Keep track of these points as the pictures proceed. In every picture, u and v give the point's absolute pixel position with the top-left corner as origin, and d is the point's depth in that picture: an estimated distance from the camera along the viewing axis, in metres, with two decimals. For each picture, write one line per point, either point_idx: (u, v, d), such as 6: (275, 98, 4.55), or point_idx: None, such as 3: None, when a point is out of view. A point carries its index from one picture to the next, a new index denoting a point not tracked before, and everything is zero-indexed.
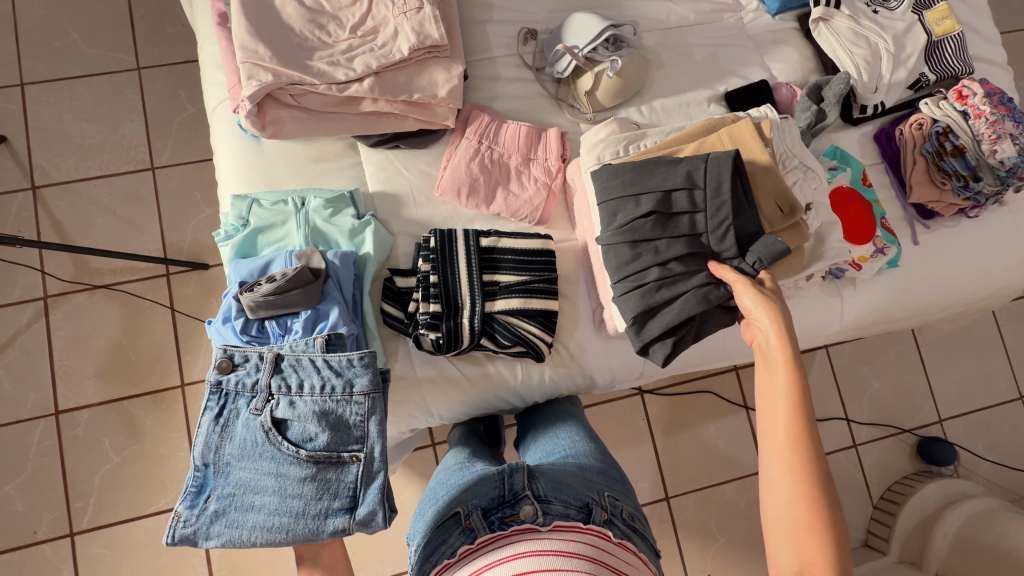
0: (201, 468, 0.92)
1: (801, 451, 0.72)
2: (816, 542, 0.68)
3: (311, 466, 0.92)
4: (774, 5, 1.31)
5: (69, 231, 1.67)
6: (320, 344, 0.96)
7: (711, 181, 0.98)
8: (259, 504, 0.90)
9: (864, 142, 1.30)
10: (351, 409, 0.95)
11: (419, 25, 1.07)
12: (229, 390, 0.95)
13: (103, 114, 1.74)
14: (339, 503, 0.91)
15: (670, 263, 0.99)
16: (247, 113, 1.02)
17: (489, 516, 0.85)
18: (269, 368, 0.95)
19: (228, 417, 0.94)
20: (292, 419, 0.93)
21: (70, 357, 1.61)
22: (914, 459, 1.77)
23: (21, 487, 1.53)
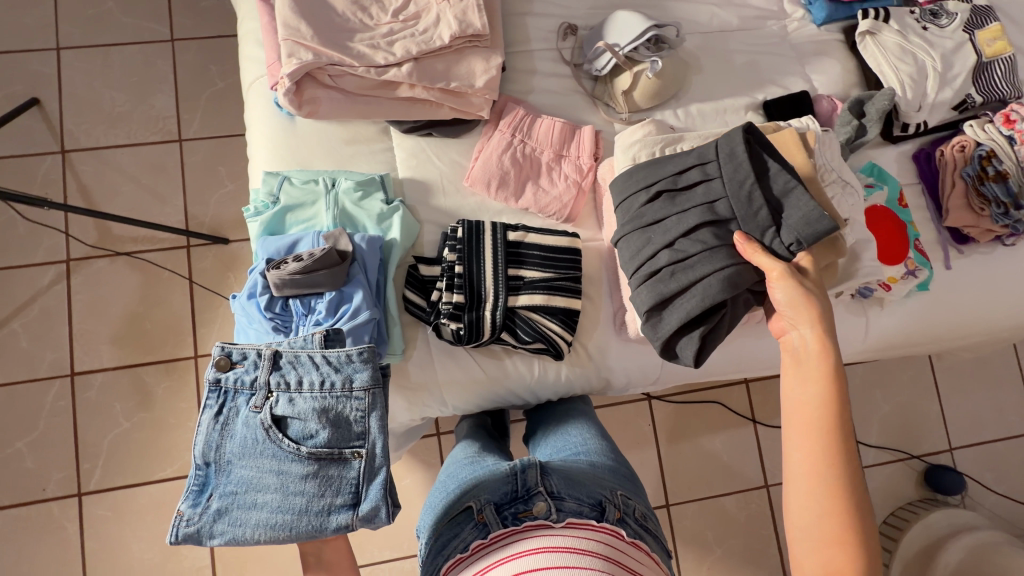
0: (202, 467, 0.88)
1: (837, 466, 0.76)
2: (846, 553, 0.73)
3: (313, 462, 0.88)
4: (820, 15, 1.28)
5: (94, 196, 1.69)
6: (318, 341, 0.93)
7: (722, 151, 0.97)
8: (262, 502, 0.86)
9: (902, 160, 1.27)
10: (351, 405, 0.91)
11: (462, 14, 1.06)
12: (228, 388, 0.89)
13: (134, 83, 1.75)
14: (342, 499, 0.88)
15: (681, 241, 0.97)
16: (285, 90, 1.03)
17: (502, 511, 0.85)
18: (268, 365, 0.90)
19: (228, 415, 0.89)
20: (292, 415, 0.89)
21: (88, 321, 1.63)
22: (920, 486, 1.74)
23: (32, 444, 1.56)
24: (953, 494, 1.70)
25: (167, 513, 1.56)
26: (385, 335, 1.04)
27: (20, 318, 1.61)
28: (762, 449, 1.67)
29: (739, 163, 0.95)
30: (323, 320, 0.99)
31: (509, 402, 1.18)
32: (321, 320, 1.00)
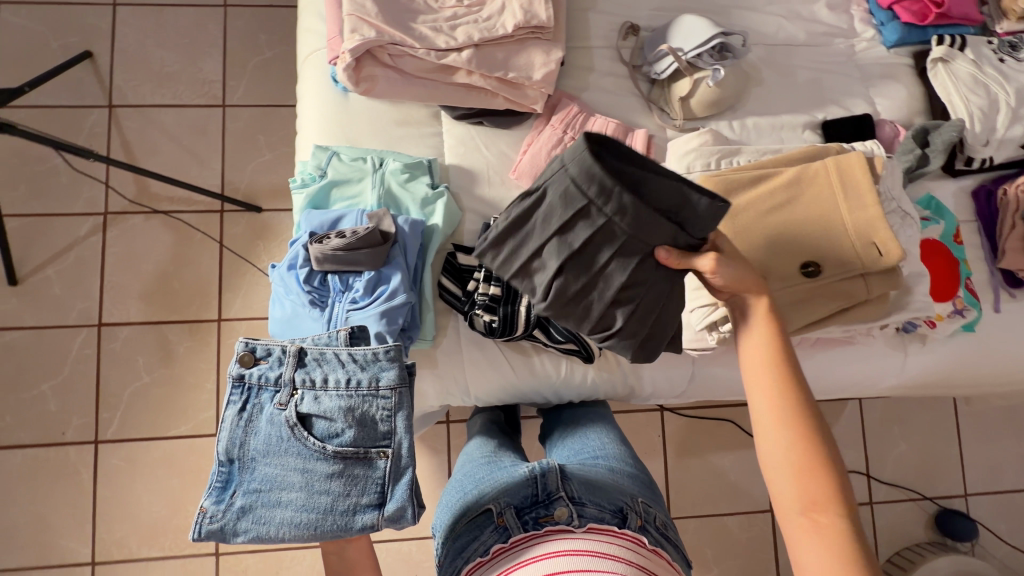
0: (224, 464, 0.85)
1: (790, 392, 0.73)
2: (822, 484, 0.69)
3: (338, 461, 0.86)
4: (891, 37, 1.24)
5: (136, 153, 1.72)
6: (343, 338, 0.90)
7: (590, 194, 0.75)
8: (287, 500, 0.84)
9: (960, 196, 1.23)
10: (378, 405, 0.88)
11: (528, 4, 1.06)
12: (251, 384, 0.85)
13: (185, 45, 1.77)
14: (368, 500, 0.86)
15: (625, 294, 0.86)
16: (345, 66, 1.02)
17: (523, 515, 0.85)
18: (293, 363, 0.87)
19: (251, 412, 0.86)
20: (318, 413, 0.86)
21: (120, 274, 1.66)
22: (930, 528, 1.70)
23: (56, 388, 1.60)
24: (964, 541, 1.66)
25: (177, 469, 1.59)
26: (418, 320, 1.04)
27: (55, 265, 1.64)
28: None
29: (616, 198, 0.76)
30: (359, 299, 0.99)
31: (528, 399, 1.16)
32: (357, 298, 0.99)
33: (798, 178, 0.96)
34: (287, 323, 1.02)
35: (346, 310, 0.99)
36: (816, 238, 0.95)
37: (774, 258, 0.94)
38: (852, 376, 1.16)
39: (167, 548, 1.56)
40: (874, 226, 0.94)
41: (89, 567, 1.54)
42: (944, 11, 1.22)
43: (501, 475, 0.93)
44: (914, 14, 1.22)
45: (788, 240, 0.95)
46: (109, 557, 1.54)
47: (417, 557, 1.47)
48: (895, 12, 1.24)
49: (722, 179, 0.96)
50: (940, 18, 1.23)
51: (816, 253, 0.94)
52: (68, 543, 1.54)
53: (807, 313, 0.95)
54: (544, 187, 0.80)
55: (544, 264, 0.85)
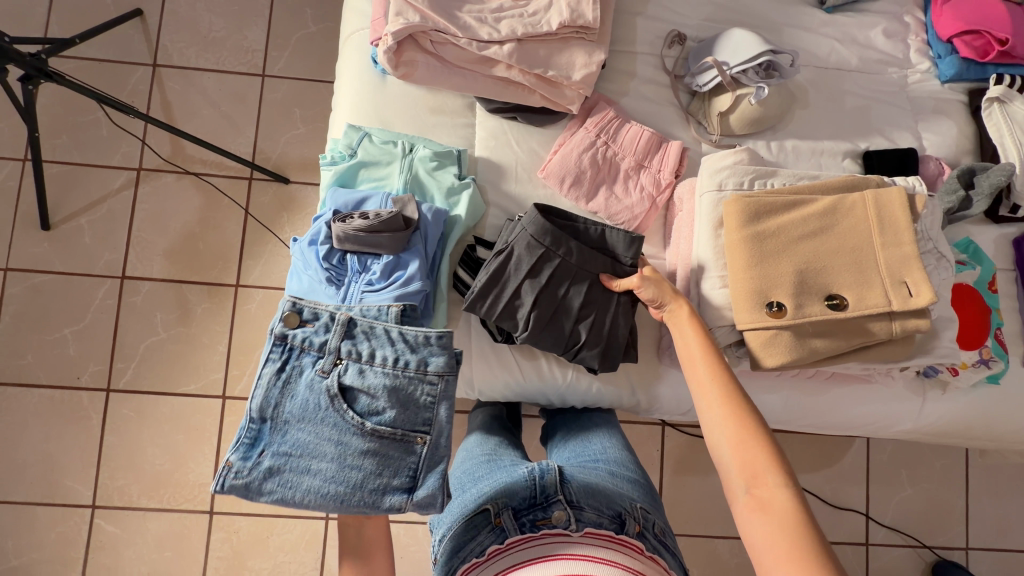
0: (256, 421, 0.89)
1: (718, 378, 0.83)
2: (759, 456, 0.75)
3: (375, 439, 0.90)
4: (947, 72, 1.20)
5: (175, 113, 1.75)
6: (394, 315, 0.96)
7: (543, 239, 1.00)
8: (317, 468, 0.88)
9: (1001, 243, 1.18)
10: (421, 389, 0.93)
11: (575, 3, 1.04)
12: (296, 345, 0.92)
13: (232, 12, 1.79)
14: (399, 482, 0.90)
15: (587, 315, 1.04)
16: (386, 48, 1.02)
17: (520, 517, 0.85)
18: (342, 334, 0.92)
19: (291, 373, 0.91)
20: (361, 389, 0.91)
21: (147, 230, 1.70)
22: None
23: (77, 334, 1.65)
24: None
25: (182, 426, 1.63)
26: (431, 309, 1.04)
27: (87, 215, 1.69)
28: None
29: (565, 244, 1.01)
30: (375, 282, 1.00)
31: (533, 401, 1.17)
32: (373, 281, 1.00)
33: (834, 208, 0.94)
34: (303, 297, 1.03)
35: (362, 292, 1.00)
36: (846, 269, 0.92)
37: (801, 285, 0.92)
38: (866, 415, 1.13)
39: (165, 501, 1.60)
40: (907, 264, 0.91)
41: (90, 510, 1.58)
42: (1007, 50, 1.17)
43: (499, 474, 0.93)
44: (974, 49, 1.18)
45: (815, 269, 0.92)
46: (110, 503, 1.59)
47: (405, 541, 1.48)
48: (955, 46, 1.20)
49: (754, 201, 0.94)
50: (1002, 57, 1.18)
51: (841, 285, 0.92)
52: (73, 484, 1.59)
53: (829, 346, 0.92)
54: (507, 244, 1.02)
55: (523, 301, 1.02)
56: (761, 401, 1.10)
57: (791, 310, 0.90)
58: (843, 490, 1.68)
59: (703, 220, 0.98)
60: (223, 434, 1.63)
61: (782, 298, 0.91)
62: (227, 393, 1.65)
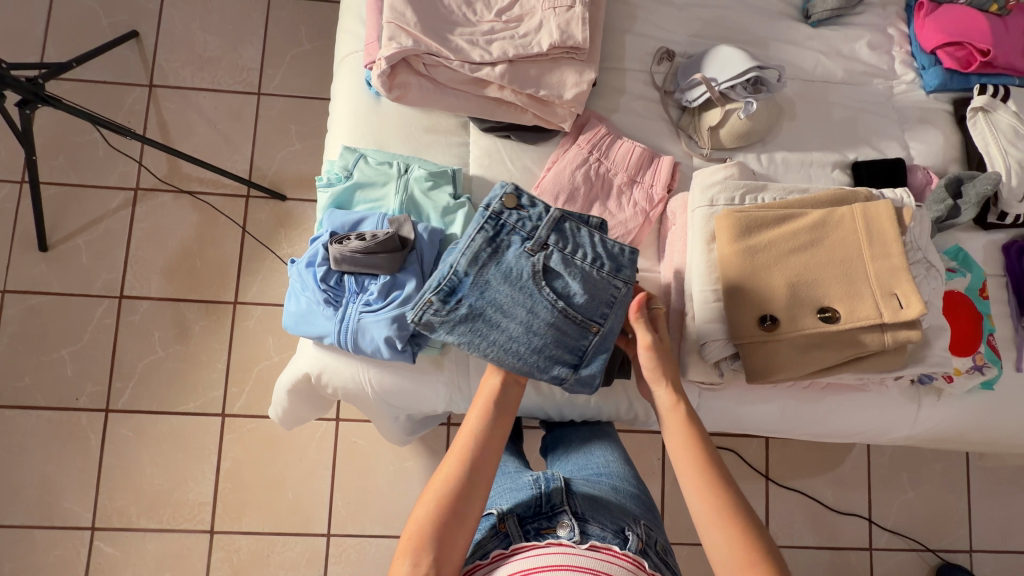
0: (460, 273, 0.96)
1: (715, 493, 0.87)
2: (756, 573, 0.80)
3: (562, 317, 0.96)
4: (931, 82, 1.22)
5: (171, 133, 1.76)
6: (595, 222, 1.01)
7: None
8: (505, 325, 0.96)
9: (990, 249, 1.20)
10: (608, 287, 0.97)
11: (566, 24, 1.06)
12: (507, 223, 0.98)
13: (227, 32, 1.81)
14: (570, 356, 0.97)
15: None
16: (380, 72, 1.04)
17: (525, 524, 0.89)
18: (550, 227, 0.97)
19: (499, 244, 0.98)
20: (559, 273, 0.97)
21: (145, 249, 1.70)
22: None
23: (75, 354, 1.65)
24: None
25: (182, 444, 1.62)
26: None
27: (84, 235, 1.70)
28: (769, 507, 1.66)
29: None
30: (372, 302, 1.01)
31: (534, 415, 1.17)
32: (371, 301, 1.01)
33: (823, 222, 0.95)
34: (301, 318, 1.04)
35: (359, 311, 1.01)
36: (836, 280, 0.93)
37: (793, 298, 0.93)
38: (862, 423, 1.14)
39: (165, 521, 1.59)
40: (896, 276, 0.92)
41: (89, 532, 1.57)
42: (989, 60, 1.20)
43: (504, 481, 0.97)
44: (957, 60, 1.20)
45: (807, 282, 0.93)
46: (110, 524, 1.58)
47: None
48: (939, 57, 1.22)
49: (744, 216, 0.95)
50: (984, 67, 1.20)
51: (834, 297, 0.93)
52: (72, 506, 1.58)
53: (823, 357, 0.93)
54: None
55: None
56: (758, 411, 1.11)
57: (783, 322, 0.92)
58: (844, 494, 1.69)
59: (696, 235, 0.99)
60: (222, 452, 1.63)
61: (775, 311, 0.93)
62: (226, 410, 1.65)
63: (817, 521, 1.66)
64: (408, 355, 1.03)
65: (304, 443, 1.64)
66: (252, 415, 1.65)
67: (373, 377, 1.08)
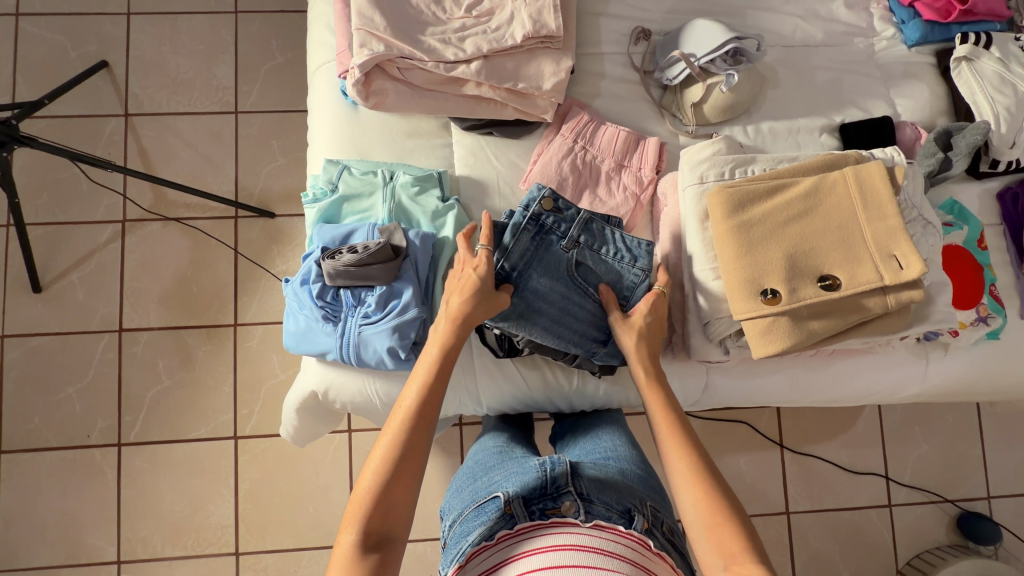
0: (507, 270, 1.00)
1: (686, 458, 0.84)
2: (731, 537, 0.78)
3: (593, 303, 1.03)
4: (913, 36, 1.20)
5: (153, 160, 1.74)
6: (616, 221, 1.06)
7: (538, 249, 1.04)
8: (545, 312, 1.01)
9: (985, 198, 1.19)
10: (631, 275, 1.03)
11: (537, 13, 1.03)
12: (547, 224, 1.01)
13: (198, 52, 1.79)
14: (602, 339, 1.04)
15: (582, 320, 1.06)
16: (354, 81, 1.01)
17: (529, 505, 0.87)
18: (581, 226, 1.02)
19: (540, 242, 1.01)
20: (587, 262, 1.03)
21: (139, 279, 1.69)
22: (951, 531, 1.67)
23: (81, 391, 1.65)
24: (986, 545, 1.62)
25: (197, 471, 1.63)
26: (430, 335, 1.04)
27: (78, 271, 1.68)
28: (786, 474, 1.67)
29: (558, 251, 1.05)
30: (371, 314, 1.00)
31: (540, 408, 1.16)
32: (370, 312, 1.00)
33: (817, 192, 0.92)
34: (301, 337, 1.03)
35: (359, 325, 1.00)
36: (834, 253, 0.91)
37: (792, 269, 0.90)
38: (871, 384, 1.14)
39: (189, 548, 1.60)
40: (893, 237, 0.89)
41: (115, 565, 1.58)
42: (968, 8, 1.18)
43: (510, 466, 0.97)
44: (936, 11, 1.18)
45: (804, 251, 0.91)
46: (135, 556, 1.59)
47: (432, 557, 1.54)
48: (917, 10, 1.20)
49: (735, 190, 0.93)
50: (965, 15, 1.19)
51: (833, 264, 0.90)
52: (96, 541, 1.59)
53: (827, 326, 0.90)
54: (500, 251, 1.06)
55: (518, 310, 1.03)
56: (766, 384, 1.11)
57: (785, 295, 0.89)
58: (860, 454, 1.69)
59: (687, 214, 0.98)
60: (238, 474, 1.63)
61: (775, 284, 0.89)
62: (238, 432, 1.65)
63: (834, 483, 1.67)
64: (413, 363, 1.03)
65: (319, 458, 1.64)
66: (264, 435, 1.65)
67: (380, 389, 1.09)
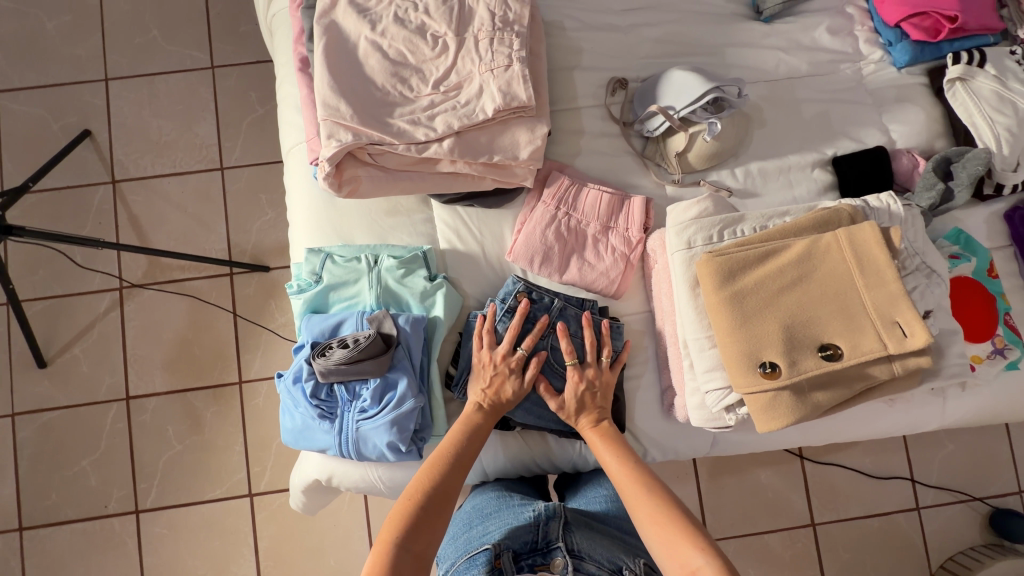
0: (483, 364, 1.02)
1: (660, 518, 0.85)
2: None
3: None
4: (902, 59, 1.15)
5: (144, 225, 1.73)
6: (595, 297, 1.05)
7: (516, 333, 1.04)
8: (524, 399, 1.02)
9: (992, 221, 1.13)
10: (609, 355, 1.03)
11: (507, 85, 0.99)
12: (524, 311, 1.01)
13: (178, 112, 1.77)
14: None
15: None
16: (325, 174, 0.98)
17: (520, 560, 0.89)
18: (557, 312, 1.01)
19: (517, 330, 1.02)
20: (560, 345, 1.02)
21: (141, 347, 1.69)
22: (984, 531, 1.62)
23: (95, 463, 1.65)
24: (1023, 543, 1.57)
25: (216, 533, 1.62)
26: (430, 420, 1.02)
27: (79, 344, 1.68)
28: (810, 487, 1.62)
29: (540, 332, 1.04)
30: (368, 408, 0.98)
31: (546, 472, 1.14)
32: (366, 407, 0.98)
33: (807, 250, 0.89)
34: (300, 435, 1.02)
35: (356, 420, 0.98)
36: (834, 316, 0.87)
37: (790, 341, 0.86)
38: (888, 425, 1.11)
39: None
40: (896, 303, 0.85)
41: None
42: (958, 26, 1.12)
43: (506, 516, 0.96)
44: (925, 31, 1.13)
45: (801, 320, 0.87)
46: None
47: None
48: (904, 30, 1.15)
49: (725, 258, 0.90)
50: (954, 33, 1.13)
51: (833, 333, 0.86)
52: None
53: (833, 397, 0.87)
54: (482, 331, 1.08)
55: None
56: (778, 434, 1.08)
57: (785, 369, 0.85)
58: (884, 460, 1.64)
59: (678, 282, 0.94)
60: (257, 532, 1.62)
61: (774, 357, 0.85)
62: (253, 489, 1.64)
63: (860, 495, 1.63)
64: (415, 453, 1.01)
65: (335, 509, 1.63)
66: (278, 490, 1.64)
67: (384, 475, 1.06)
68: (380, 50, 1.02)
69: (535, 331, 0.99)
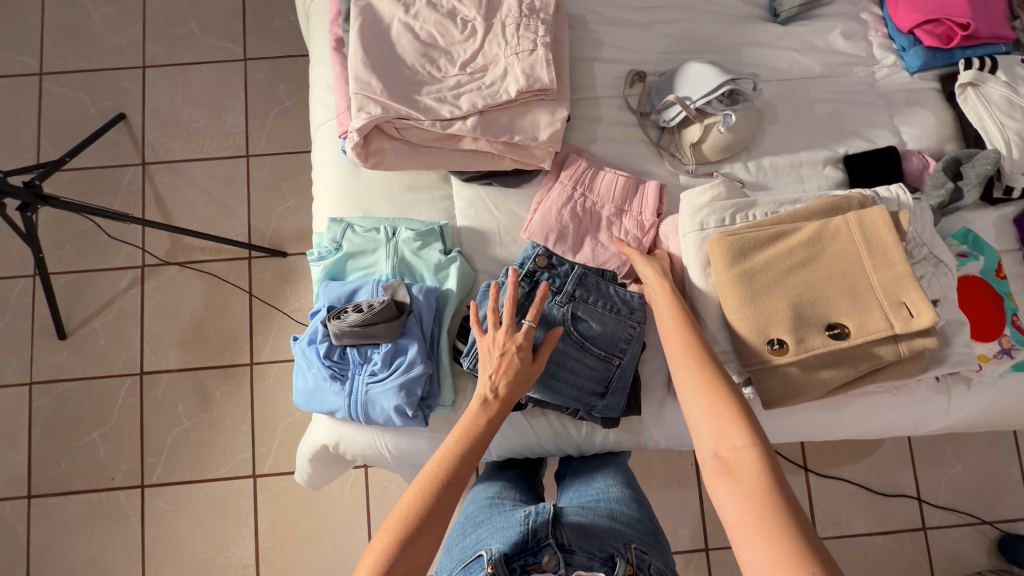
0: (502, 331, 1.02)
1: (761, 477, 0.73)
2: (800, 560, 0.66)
3: (590, 353, 1.03)
4: (914, 63, 1.18)
5: (169, 207, 1.80)
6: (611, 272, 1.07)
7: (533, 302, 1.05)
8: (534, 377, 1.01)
9: (1001, 224, 1.15)
10: (624, 327, 1.05)
11: (530, 68, 1.04)
12: (541, 280, 1.03)
13: (209, 101, 1.85)
14: (601, 391, 1.04)
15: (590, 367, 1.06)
16: (354, 144, 1.03)
17: (511, 563, 0.84)
18: (576, 281, 1.03)
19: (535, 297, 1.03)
20: (578, 317, 1.03)
21: (158, 324, 1.74)
22: (991, 555, 1.58)
23: (105, 436, 1.68)
24: None
25: (218, 512, 1.64)
26: (437, 388, 1.05)
27: (99, 318, 1.74)
28: (812, 499, 1.61)
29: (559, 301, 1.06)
30: (377, 371, 1.01)
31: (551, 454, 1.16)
32: (376, 370, 1.01)
33: (817, 236, 0.91)
34: (310, 396, 1.05)
35: (366, 383, 1.01)
36: (840, 297, 0.90)
37: (799, 319, 0.89)
38: (892, 422, 1.11)
39: None
40: (902, 283, 0.88)
41: None
42: (971, 33, 1.16)
43: (496, 521, 0.94)
44: (936, 37, 1.17)
45: (809, 300, 0.90)
46: None
47: None
48: (917, 36, 1.19)
49: (737, 238, 0.92)
50: (967, 40, 1.17)
51: (840, 313, 0.89)
52: None
53: (839, 375, 0.90)
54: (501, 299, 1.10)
55: None
56: (784, 423, 1.09)
57: (792, 345, 0.88)
58: (889, 477, 1.63)
59: (690, 260, 0.97)
60: (258, 514, 1.64)
61: (781, 334, 0.89)
62: (257, 470, 1.66)
63: (864, 510, 1.61)
64: (421, 420, 1.03)
65: (336, 496, 1.64)
66: (281, 473, 1.66)
67: (390, 443, 1.09)
68: (411, 31, 1.08)
69: (537, 301, 0.97)
